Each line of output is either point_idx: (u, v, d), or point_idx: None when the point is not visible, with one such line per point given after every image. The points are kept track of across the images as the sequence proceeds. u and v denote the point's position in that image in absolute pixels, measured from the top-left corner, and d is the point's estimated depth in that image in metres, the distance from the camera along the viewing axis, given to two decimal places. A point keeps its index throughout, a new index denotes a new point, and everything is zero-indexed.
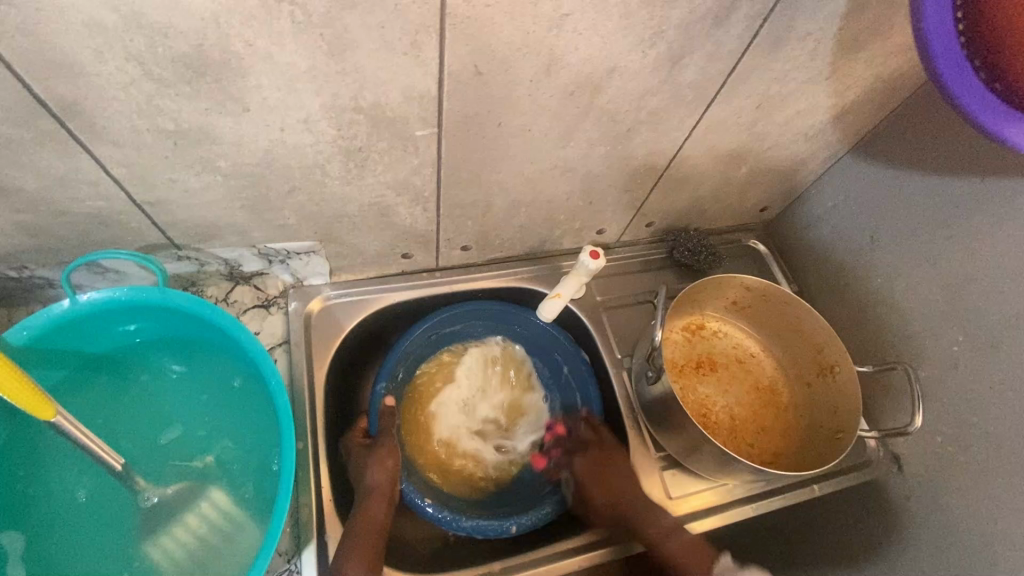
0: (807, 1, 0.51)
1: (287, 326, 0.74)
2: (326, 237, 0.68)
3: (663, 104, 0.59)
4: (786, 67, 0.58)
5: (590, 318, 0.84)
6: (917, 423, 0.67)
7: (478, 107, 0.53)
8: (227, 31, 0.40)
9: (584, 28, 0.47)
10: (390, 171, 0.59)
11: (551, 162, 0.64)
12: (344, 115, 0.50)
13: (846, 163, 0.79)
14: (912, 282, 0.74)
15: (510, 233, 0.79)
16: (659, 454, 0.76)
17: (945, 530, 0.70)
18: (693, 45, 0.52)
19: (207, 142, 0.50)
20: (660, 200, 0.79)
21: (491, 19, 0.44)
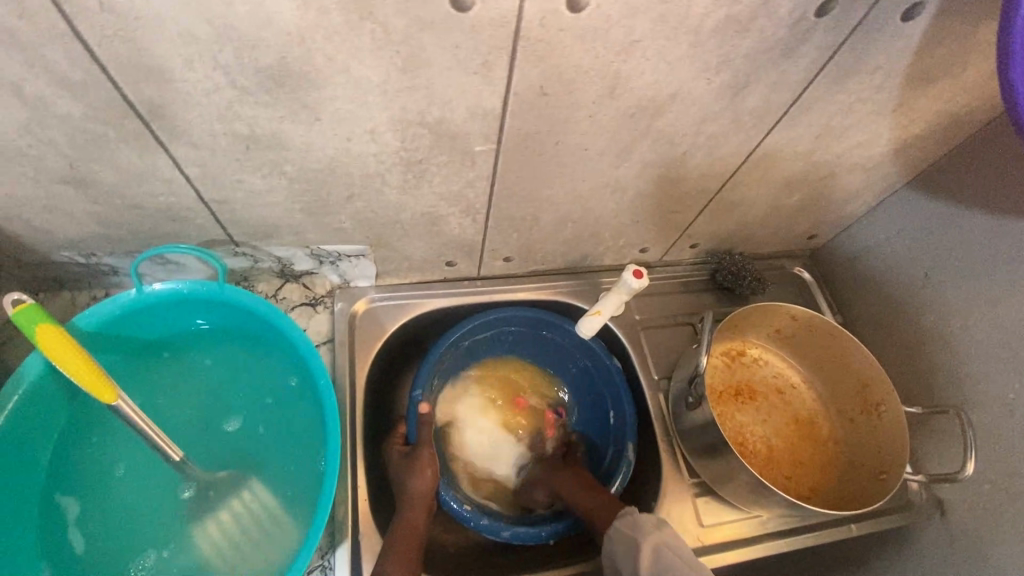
0: (882, 35, 0.50)
1: (332, 325, 0.76)
2: (376, 242, 0.70)
3: (722, 130, 0.58)
4: (853, 98, 0.57)
5: (627, 336, 0.84)
6: (969, 470, 0.65)
7: (538, 126, 0.53)
8: (311, 46, 0.42)
9: (652, 54, 0.47)
10: (445, 182, 0.60)
11: (603, 181, 0.64)
12: (409, 128, 0.51)
13: (902, 196, 0.78)
14: (967, 323, 0.71)
15: (553, 247, 0.79)
16: (693, 480, 0.74)
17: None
18: (759, 74, 0.51)
19: (278, 147, 0.51)
20: (707, 223, 0.79)
21: (562, 43, 0.44)
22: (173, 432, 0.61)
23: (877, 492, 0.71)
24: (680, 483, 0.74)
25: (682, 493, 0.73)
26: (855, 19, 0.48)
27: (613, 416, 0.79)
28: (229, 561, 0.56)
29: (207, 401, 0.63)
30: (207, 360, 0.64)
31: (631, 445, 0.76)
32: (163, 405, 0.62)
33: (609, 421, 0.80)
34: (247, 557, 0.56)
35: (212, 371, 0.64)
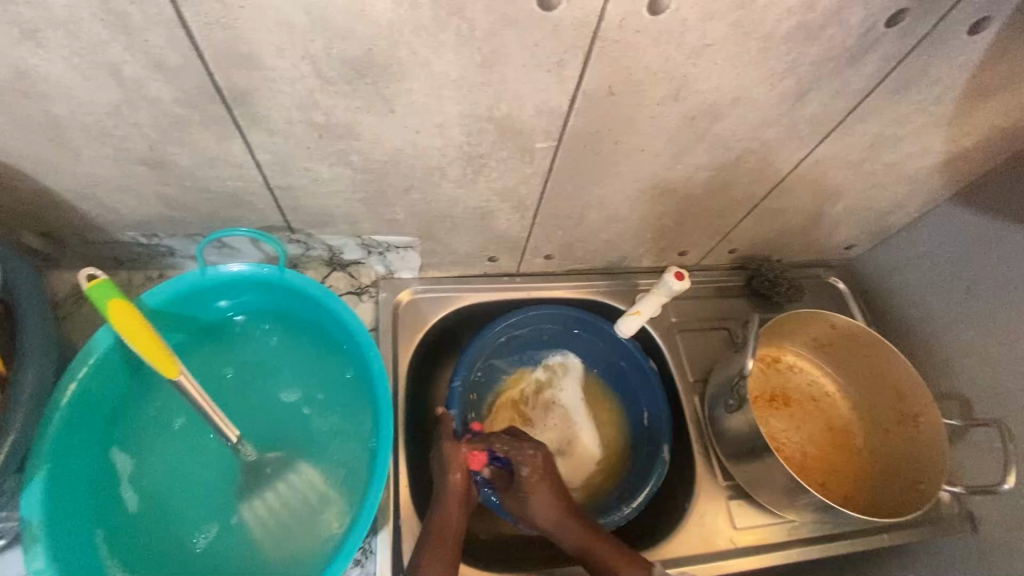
0: (945, 47, 0.51)
1: (376, 314, 0.78)
2: (426, 234, 0.71)
3: (778, 136, 0.59)
4: (909, 110, 0.58)
5: (663, 338, 0.85)
6: (1009, 484, 0.65)
7: (600, 125, 0.54)
8: (398, 40, 0.43)
9: (721, 59, 0.48)
10: (501, 178, 0.61)
11: (654, 183, 0.66)
12: (476, 123, 0.52)
13: (945, 209, 0.78)
14: (1008, 338, 0.71)
15: (595, 247, 0.80)
16: (727, 483, 0.75)
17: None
18: (823, 81, 0.52)
19: (348, 137, 0.53)
20: (748, 229, 0.80)
21: (638, 44, 0.46)
22: (229, 412, 0.63)
23: (914, 504, 0.71)
24: (713, 485, 0.75)
25: (715, 495, 0.74)
26: (922, 31, 0.49)
27: (645, 413, 0.81)
28: (278, 538, 0.58)
29: (263, 383, 0.65)
30: (264, 342, 0.66)
31: (666, 445, 0.77)
32: (223, 384, 0.64)
33: (643, 421, 0.81)
34: (295, 536, 0.58)
35: (268, 354, 0.66)
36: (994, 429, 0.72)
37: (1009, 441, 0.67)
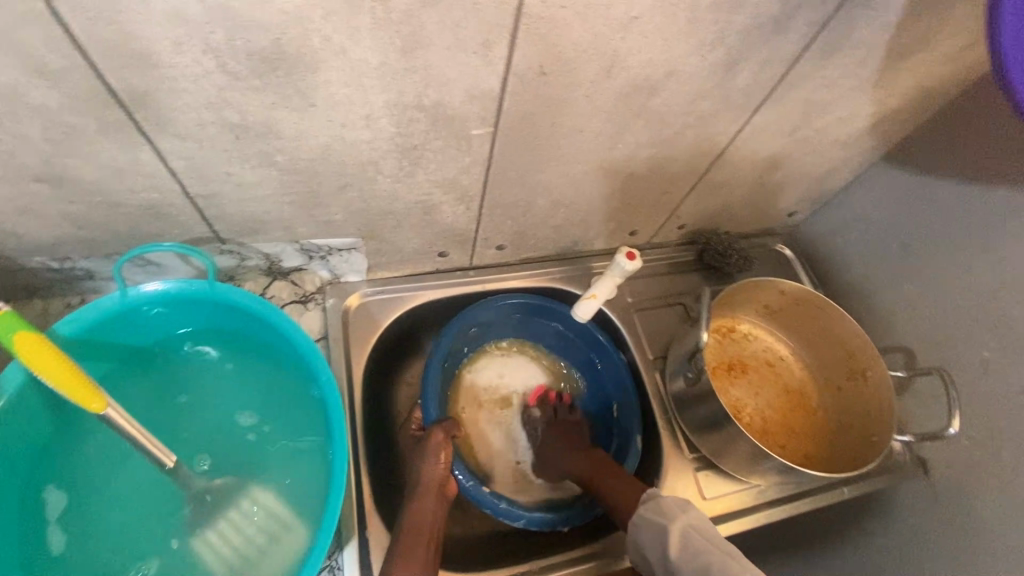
0: (863, 11, 0.52)
1: (325, 321, 0.74)
2: (369, 234, 0.68)
3: (713, 108, 0.59)
4: (834, 75, 0.59)
5: (621, 319, 0.85)
6: (952, 428, 0.68)
7: (535, 107, 0.53)
8: (308, 27, 0.40)
9: (649, 31, 0.47)
10: (439, 169, 0.59)
11: (596, 163, 0.65)
12: (405, 112, 0.50)
13: (877, 170, 0.80)
14: (941, 289, 0.75)
15: (546, 233, 0.79)
16: (693, 455, 0.76)
17: (965, 532, 0.71)
18: (752, 50, 0.52)
19: (268, 136, 0.50)
20: (694, 203, 0.80)
21: (563, 20, 0.44)
22: (181, 436, 0.60)
23: (868, 455, 0.73)
24: (680, 458, 0.75)
25: (683, 472, 0.75)
26: None
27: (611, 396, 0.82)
28: (233, 568, 0.54)
29: (219, 403, 0.62)
30: (215, 360, 0.63)
31: (637, 432, 0.76)
32: (177, 405, 0.61)
33: (612, 411, 0.81)
34: (252, 564, 0.54)
35: (220, 372, 0.63)
36: (934, 377, 0.76)
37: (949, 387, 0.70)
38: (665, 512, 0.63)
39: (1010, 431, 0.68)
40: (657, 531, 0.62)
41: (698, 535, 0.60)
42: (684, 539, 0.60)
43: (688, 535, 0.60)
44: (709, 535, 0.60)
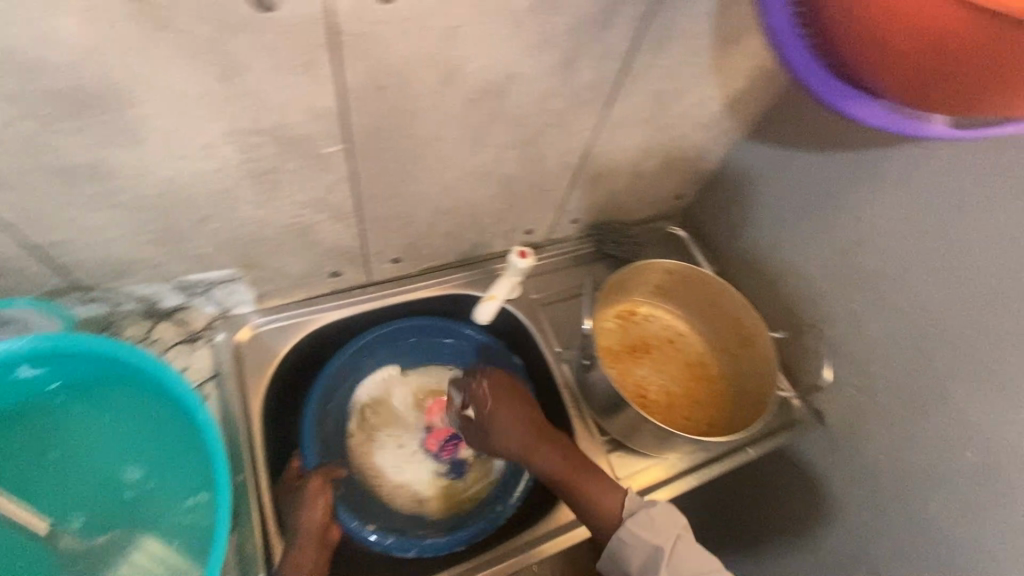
0: (681, 2, 0.55)
1: (216, 358, 0.72)
2: (247, 262, 0.67)
3: (565, 105, 0.62)
4: (673, 64, 0.63)
5: (527, 317, 0.86)
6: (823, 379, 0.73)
7: (383, 121, 0.53)
8: (109, 64, 0.39)
9: (475, 38, 0.49)
10: (303, 191, 0.59)
11: (467, 169, 0.66)
12: (246, 139, 0.50)
13: (744, 147, 0.85)
14: (809, 252, 0.81)
15: (438, 242, 0.79)
16: (604, 439, 0.78)
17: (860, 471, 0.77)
18: (584, 46, 0.55)
19: (103, 177, 0.48)
20: (580, 196, 0.83)
21: (382, 35, 0.45)
22: (63, 494, 0.59)
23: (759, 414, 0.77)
24: (591, 444, 0.78)
25: (596, 454, 0.77)
26: None
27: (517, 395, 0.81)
28: None
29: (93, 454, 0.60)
30: (90, 411, 0.60)
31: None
32: (47, 462, 0.59)
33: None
34: None
35: (96, 422, 0.60)
36: (817, 330, 0.83)
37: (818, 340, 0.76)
38: (660, 531, 0.63)
39: (881, 373, 0.74)
40: (648, 549, 0.63)
41: (688, 558, 0.62)
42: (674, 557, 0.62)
43: (680, 555, 0.62)
44: (697, 558, 0.62)
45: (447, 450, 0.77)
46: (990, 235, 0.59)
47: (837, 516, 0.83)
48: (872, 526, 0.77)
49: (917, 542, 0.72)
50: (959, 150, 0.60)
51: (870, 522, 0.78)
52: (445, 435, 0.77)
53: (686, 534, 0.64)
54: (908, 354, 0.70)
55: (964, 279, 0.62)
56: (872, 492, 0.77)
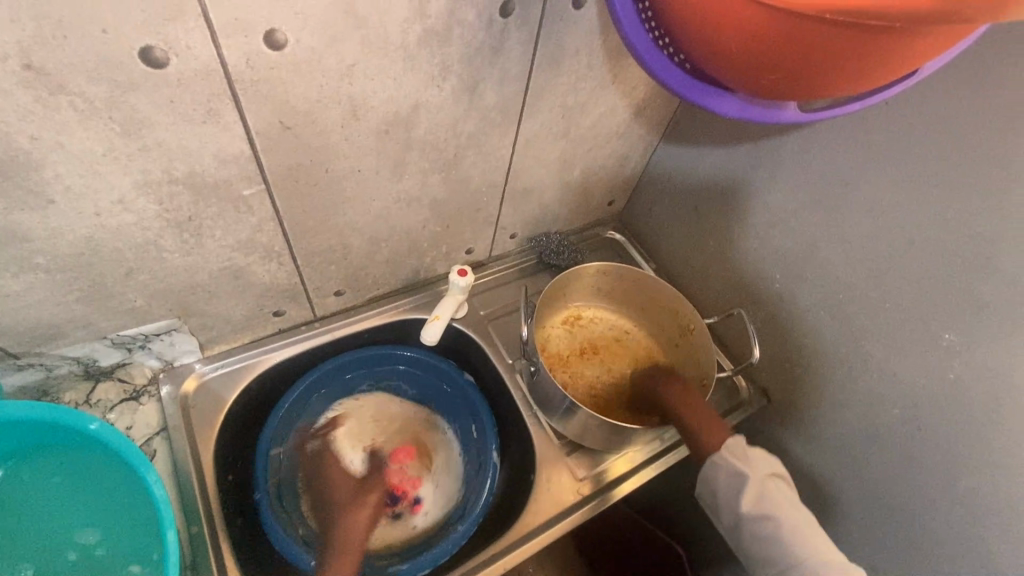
0: (567, 24, 0.60)
1: (163, 412, 0.72)
2: (182, 312, 0.67)
3: (477, 127, 0.65)
4: (572, 80, 0.67)
5: (476, 334, 0.88)
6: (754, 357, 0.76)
7: (299, 158, 0.56)
8: (8, 130, 0.41)
9: (373, 73, 0.52)
10: (229, 234, 0.60)
11: (392, 197, 0.68)
12: (161, 189, 0.51)
13: (661, 150, 0.91)
14: (731, 241, 0.85)
15: (378, 271, 0.81)
16: (561, 442, 0.80)
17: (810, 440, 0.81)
18: (483, 72, 0.59)
19: (17, 241, 0.49)
20: (512, 212, 0.86)
21: (280, 78, 0.48)
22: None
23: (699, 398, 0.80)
24: (550, 449, 0.79)
25: (555, 458, 0.79)
26: (537, 14, 0.56)
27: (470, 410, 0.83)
28: None
29: (48, 520, 0.59)
30: (43, 477, 0.60)
31: (494, 449, 0.79)
32: None
33: (472, 433, 0.82)
34: None
35: (45, 486, 0.60)
36: (745, 308, 0.87)
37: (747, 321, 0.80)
38: (752, 463, 0.68)
39: (811, 344, 0.78)
40: (734, 476, 0.67)
41: (778, 494, 0.66)
42: (764, 491, 0.66)
43: (768, 491, 0.66)
44: (785, 497, 0.66)
45: (374, 497, 0.78)
46: (873, 205, 0.65)
47: (795, 485, 0.87)
48: (824, 487, 0.82)
49: (864, 497, 0.77)
50: (838, 133, 0.66)
51: (822, 484, 0.82)
52: (385, 485, 0.78)
53: (777, 478, 0.68)
54: (830, 323, 0.75)
55: (862, 248, 0.68)
56: (820, 457, 0.82)
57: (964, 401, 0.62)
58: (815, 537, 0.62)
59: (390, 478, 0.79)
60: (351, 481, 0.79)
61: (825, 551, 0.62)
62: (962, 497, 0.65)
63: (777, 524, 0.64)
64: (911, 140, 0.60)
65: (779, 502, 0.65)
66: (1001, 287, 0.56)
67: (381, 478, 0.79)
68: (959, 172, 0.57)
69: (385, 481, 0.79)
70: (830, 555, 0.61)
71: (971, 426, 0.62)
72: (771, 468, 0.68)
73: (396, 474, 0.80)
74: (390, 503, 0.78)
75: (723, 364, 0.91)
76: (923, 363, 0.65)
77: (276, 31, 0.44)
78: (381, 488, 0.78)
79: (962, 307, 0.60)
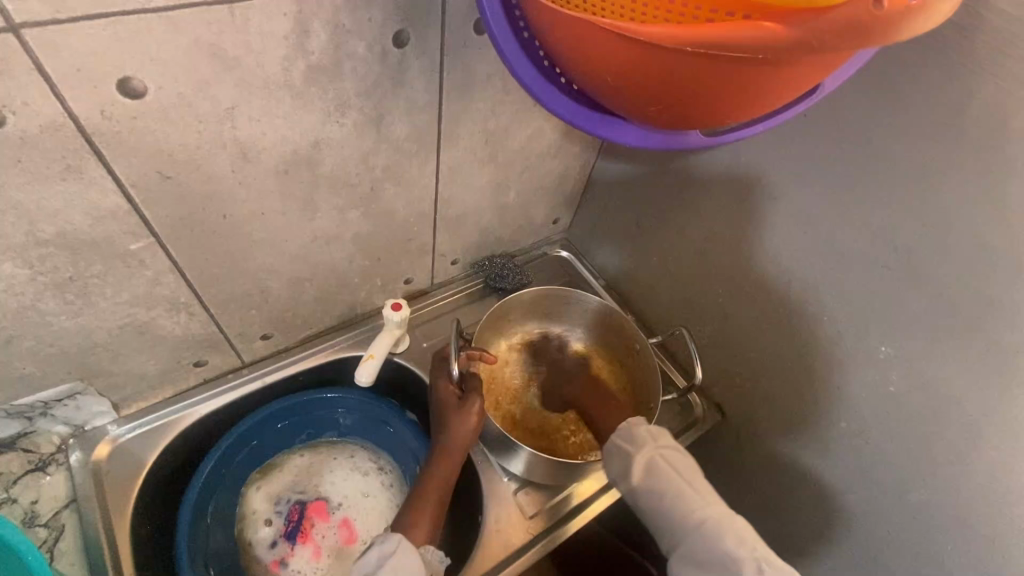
0: (473, 49, 0.57)
1: (73, 483, 0.67)
2: (84, 374, 0.62)
3: (391, 159, 0.62)
4: (489, 104, 0.64)
5: (420, 368, 0.84)
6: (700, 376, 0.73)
7: (189, 207, 0.52)
8: None
9: (258, 114, 0.49)
10: (123, 290, 0.56)
11: (309, 236, 0.64)
12: (30, 251, 0.47)
13: (600, 165, 0.89)
14: (674, 255, 0.83)
15: (308, 311, 0.76)
16: (510, 479, 0.76)
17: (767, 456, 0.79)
18: (386, 104, 0.55)
19: None
20: (450, 240, 0.82)
21: (147, 127, 0.44)
22: None
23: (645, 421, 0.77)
24: (497, 487, 0.76)
25: (503, 496, 0.75)
26: (437, 41, 0.53)
27: (411, 451, 0.80)
28: None
29: None
30: None
31: None
32: None
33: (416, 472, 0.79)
34: None
35: None
36: (690, 326, 0.86)
37: (690, 339, 0.79)
38: (637, 441, 0.65)
39: (757, 358, 0.77)
40: (624, 457, 0.65)
41: (666, 466, 0.63)
42: (650, 466, 0.63)
43: (653, 463, 0.63)
44: (673, 466, 0.63)
45: (290, 511, 0.76)
46: (804, 219, 0.64)
47: (753, 501, 0.85)
48: (781, 501, 0.80)
49: (818, 511, 0.75)
50: (765, 145, 0.64)
51: (778, 499, 0.80)
52: (308, 518, 0.75)
53: (666, 449, 0.64)
54: (775, 337, 0.73)
55: (796, 261, 0.66)
56: (775, 472, 0.80)
57: (905, 413, 0.61)
58: (700, 495, 0.60)
59: (312, 525, 0.75)
60: (307, 488, 0.78)
61: (707, 509, 0.59)
62: (910, 510, 0.63)
63: (662, 495, 0.61)
64: (829, 152, 0.59)
65: (662, 472, 0.62)
66: (929, 298, 0.55)
67: (315, 512, 0.76)
68: (875, 183, 0.56)
69: (313, 518, 0.75)
70: (716, 512, 0.59)
71: (914, 438, 0.61)
72: (659, 442, 0.65)
73: (317, 530, 0.74)
74: (288, 531, 0.74)
75: (677, 382, 0.90)
76: (863, 377, 0.64)
77: (131, 78, 0.41)
78: (303, 518, 0.75)
79: (896, 320, 0.59)
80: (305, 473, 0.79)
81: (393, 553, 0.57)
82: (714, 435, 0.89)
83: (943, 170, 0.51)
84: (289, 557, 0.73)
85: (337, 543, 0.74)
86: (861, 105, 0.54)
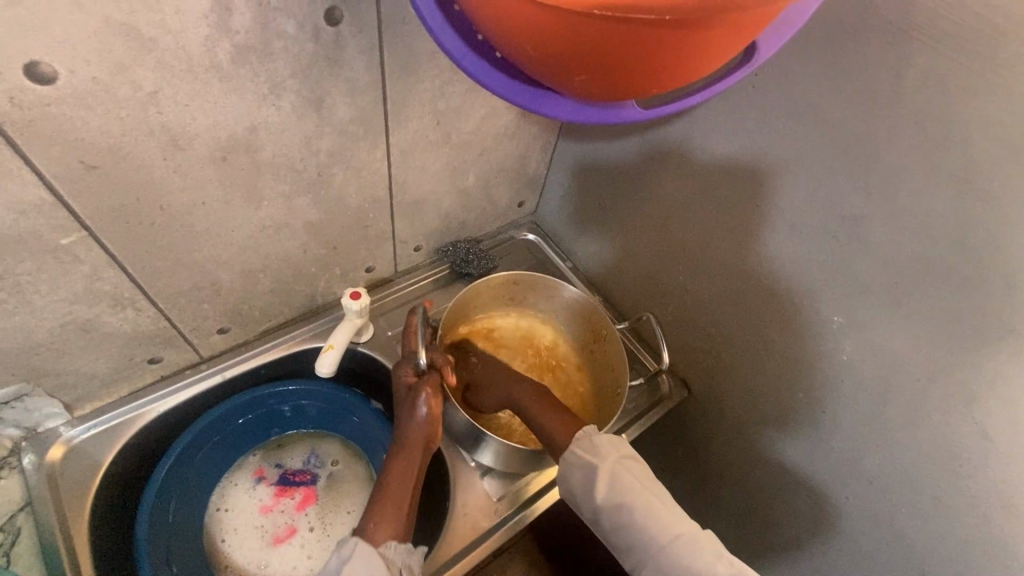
0: (412, 28, 0.55)
1: (27, 485, 0.66)
2: (30, 375, 0.60)
3: (337, 143, 0.60)
4: (437, 84, 0.63)
5: (385, 357, 0.83)
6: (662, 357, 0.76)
7: (121, 198, 0.50)
8: None
9: (186, 98, 0.47)
10: (59, 288, 0.54)
11: (257, 225, 0.63)
12: None
13: (561, 145, 0.88)
14: (638, 233, 0.83)
15: (266, 303, 0.74)
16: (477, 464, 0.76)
17: (738, 427, 0.80)
18: (324, 86, 0.54)
19: None
20: (410, 226, 0.81)
21: (62, 115, 0.42)
22: None
23: (610, 407, 0.79)
24: (466, 472, 0.76)
25: (470, 480, 0.75)
26: (372, 19, 0.52)
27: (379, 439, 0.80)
28: None
29: None
30: None
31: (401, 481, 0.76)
32: None
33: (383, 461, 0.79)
34: None
35: None
36: (653, 304, 0.87)
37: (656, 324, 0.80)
38: (600, 451, 0.63)
39: (719, 334, 0.77)
40: None
41: (631, 479, 0.61)
42: (614, 477, 0.62)
43: (617, 474, 0.62)
44: (639, 481, 0.62)
45: (304, 473, 0.80)
46: (757, 191, 0.64)
47: (724, 472, 0.86)
48: (746, 472, 0.82)
49: (781, 481, 0.76)
50: (714, 117, 0.64)
51: (745, 470, 0.82)
52: (297, 491, 0.78)
53: (630, 462, 0.63)
54: (732, 312, 0.74)
55: (750, 234, 0.66)
56: (742, 443, 0.81)
57: (858, 382, 0.62)
58: None
59: (291, 497, 0.78)
60: (320, 471, 0.81)
61: (679, 525, 0.58)
62: (863, 475, 0.65)
63: None
64: (778, 124, 0.58)
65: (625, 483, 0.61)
66: (876, 266, 0.56)
67: (303, 496, 0.78)
68: (824, 154, 0.56)
69: (296, 495, 0.78)
70: None
71: (867, 405, 0.62)
72: (621, 451, 0.64)
73: (285, 504, 0.77)
74: (287, 478, 0.79)
75: (646, 362, 0.90)
76: (819, 350, 0.64)
77: (39, 63, 0.39)
78: (295, 487, 0.79)
79: (847, 290, 0.59)
80: (314, 454, 0.82)
81: (349, 557, 0.54)
82: (683, 411, 0.90)
83: (881, 141, 0.51)
84: (264, 483, 0.79)
85: (278, 530, 0.75)
86: (806, 73, 0.54)
